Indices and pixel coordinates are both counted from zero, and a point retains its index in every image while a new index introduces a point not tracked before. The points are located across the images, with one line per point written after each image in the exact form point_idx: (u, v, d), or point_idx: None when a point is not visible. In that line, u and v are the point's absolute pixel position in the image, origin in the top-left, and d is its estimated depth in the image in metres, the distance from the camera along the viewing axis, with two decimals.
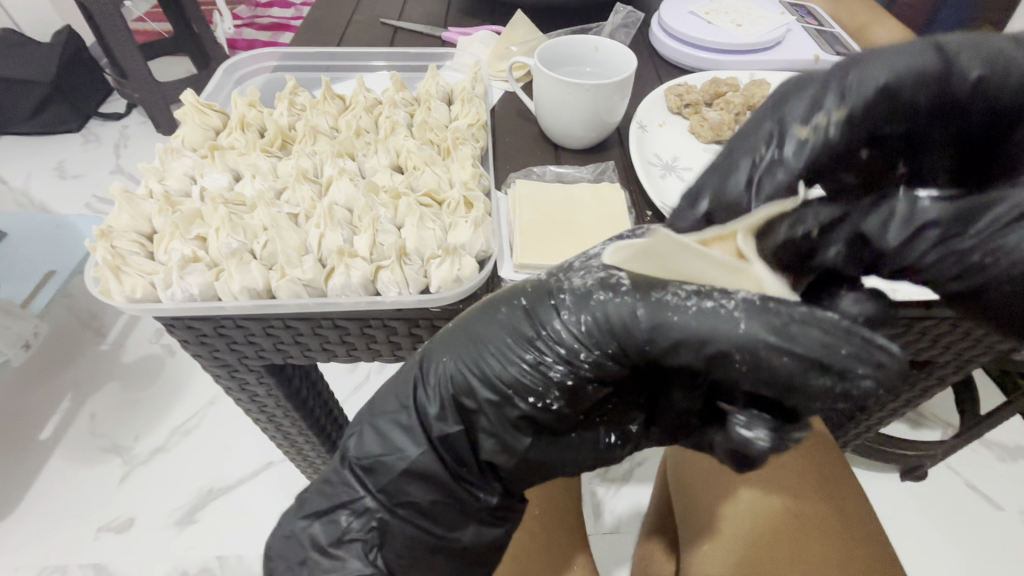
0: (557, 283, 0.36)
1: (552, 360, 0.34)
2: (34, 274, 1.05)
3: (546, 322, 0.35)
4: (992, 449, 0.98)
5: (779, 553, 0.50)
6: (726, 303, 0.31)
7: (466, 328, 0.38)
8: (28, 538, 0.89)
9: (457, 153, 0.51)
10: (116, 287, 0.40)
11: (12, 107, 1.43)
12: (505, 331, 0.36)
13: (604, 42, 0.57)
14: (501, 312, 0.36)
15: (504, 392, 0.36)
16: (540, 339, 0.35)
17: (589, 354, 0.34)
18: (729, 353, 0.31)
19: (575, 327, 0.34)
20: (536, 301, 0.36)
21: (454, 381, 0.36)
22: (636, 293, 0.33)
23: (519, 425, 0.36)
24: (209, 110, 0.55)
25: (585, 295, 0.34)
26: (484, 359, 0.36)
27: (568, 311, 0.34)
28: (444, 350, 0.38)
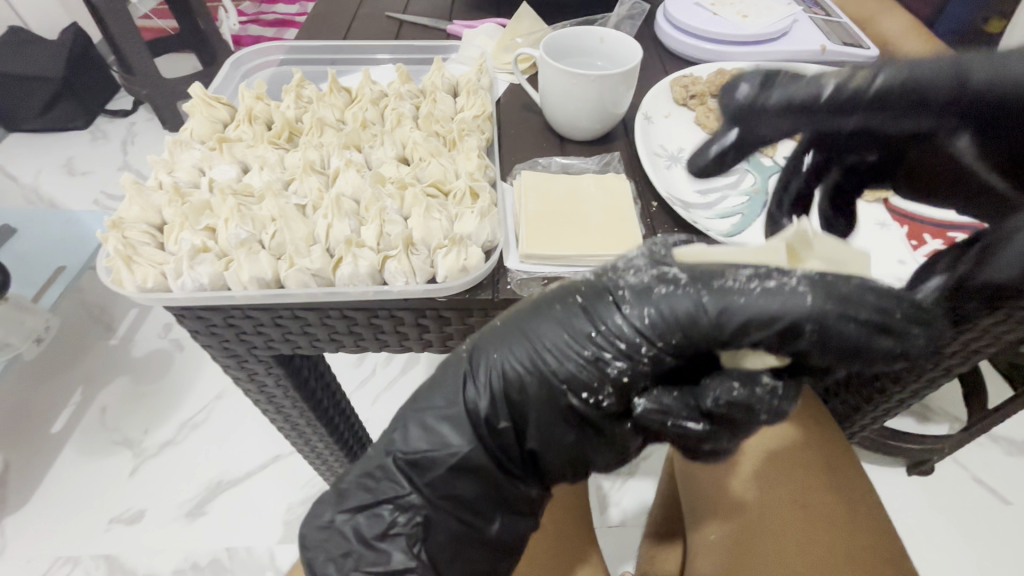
0: (610, 278, 0.35)
1: (612, 355, 0.34)
2: (44, 269, 1.06)
3: (606, 317, 0.34)
4: (1000, 443, 0.98)
5: (784, 546, 0.50)
6: (788, 280, 0.31)
7: (517, 322, 0.37)
8: (42, 528, 0.90)
9: (463, 145, 0.51)
10: (128, 277, 0.41)
11: (22, 105, 1.45)
12: (560, 325, 0.35)
13: (610, 34, 0.57)
14: (557, 305, 0.35)
15: (558, 387, 0.35)
16: (602, 334, 0.34)
17: (652, 348, 0.33)
18: (800, 325, 0.30)
19: (639, 319, 0.33)
20: (593, 298, 0.35)
21: (506, 376, 0.35)
22: (698, 284, 0.32)
23: (568, 420, 0.36)
24: (217, 103, 0.55)
25: (645, 289, 0.34)
26: (538, 355, 0.35)
27: (626, 304, 0.34)
28: (493, 344, 0.37)
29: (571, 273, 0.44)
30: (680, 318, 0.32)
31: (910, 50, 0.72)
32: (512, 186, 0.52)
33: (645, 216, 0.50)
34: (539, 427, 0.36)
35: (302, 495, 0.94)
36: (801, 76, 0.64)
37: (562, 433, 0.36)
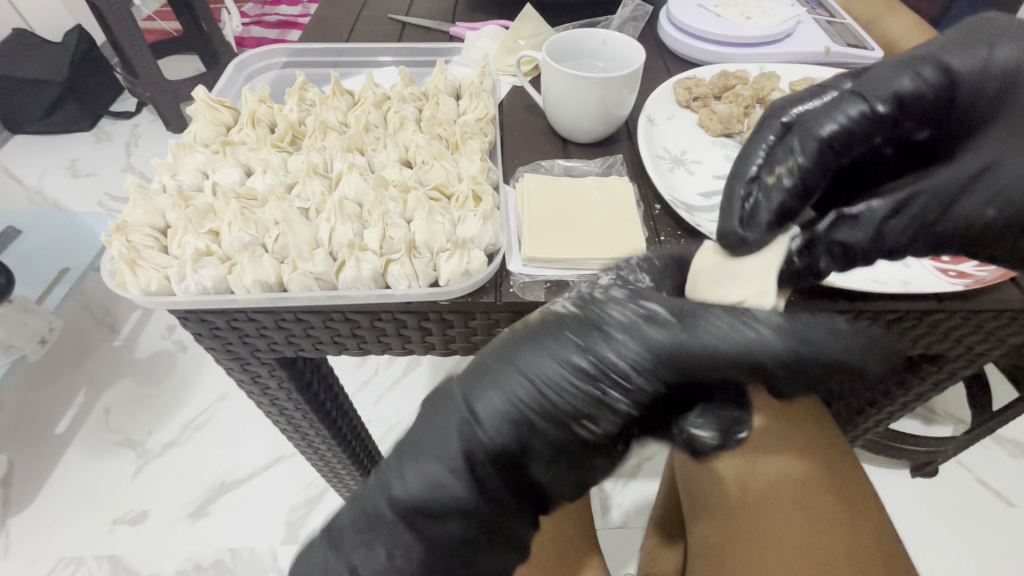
0: (593, 308, 0.37)
1: (611, 387, 0.35)
2: (48, 271, 1.06)
3: (602, 353, 0.35)
4: (1005, 445, 0.98)
5: (788, 548, 0.50)
6: (751, 324, 0.34)
7: (503, 362, 0.37)
8: (46, 529, 0.90)
9: (466, 147, 0.51)
10: (132, 280, 0.41)
11: (26, 107, 1.45)
12: (552, 366, 0.36)
13: (613, 35, 0.57)
14: (550, 342, 0.36)
15: (564, 426, 0.36)
16: (600, 372, 0.35)
17: (644, 380, 0.35)
18: (765, 364, 0.34)
19: (631, 355, 0.35)
20: (584, 333, 0.36)
21: (506, 416, 0.36)
22: (678, 322, 0.35)
23: (572, 457, 0.36)
24: (220, 106, 0.56)
25: (637, 326, 0.36)
26: (537, 396, 0.36)
27: (618, 341, 0.36)
28: (487, 388, 0.37)
29: (575, 277, 0.44)
30: (672, 353, 0.35)
31: (914, 50, 0.71)
32: (514, 188, 0.52)
33: (648, 219, 0.50)
34: (546, 464, 0.37)
35: (305, 496, 0.94)
36: (804, 77, 0.64)
37: (567, 466, 0.37)
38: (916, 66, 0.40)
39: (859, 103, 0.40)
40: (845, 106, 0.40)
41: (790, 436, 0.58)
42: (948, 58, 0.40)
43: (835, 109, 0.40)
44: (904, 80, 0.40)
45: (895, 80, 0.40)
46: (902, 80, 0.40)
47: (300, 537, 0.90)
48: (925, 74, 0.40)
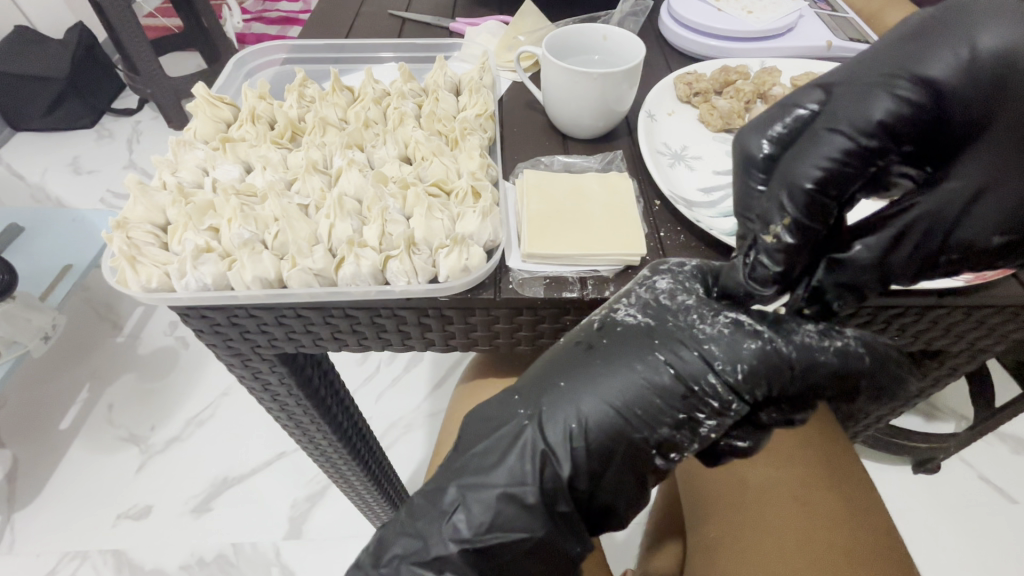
0: (682, 317, 0.37)
1: (705, 415, 0.36)
2: (51, 268, 1.07)
3: (694, 370, 0.36)
4: (1007, 441, 0.97)
5: (789, 543, 0.50)
6: (844, 339, 0.36)
7: (588, 376, 0.37)
8: (51, 524, 0.91)
9: (465, 144, 0.51)
10: (132, 277, 0.41)
11: (27, 104, 1.46)
12: (638, 380, 0.36)
13: (613, 31, 0.57)
14: (642, 366, 0.36)
15: (646, 442, 0.36)
16: (694, 391, 0.36)
17: (740, 401, 0.36)
18: (854, 378, 0.36)
19: (733, 372, 0.35)
20: (669, 345, 0.36)
21: (602, 444, 0.36)
22: (777, 337, 0.36)
23: (651, 475, 0.37)
24: (220, 103, 0.56)
25: (733, 342, 0.36)
26: (623, 411, 0.36)
27: (708, 356, 0.36)
28: (570, 409, 0.36)
29: (574, 273, 0.44)
30: (769, 374, 0.35)
31: None
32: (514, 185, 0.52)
33: (648, 216, 0.50)
34: (623, 478, 0.37)
35: (307, 492, 0.95)
36: (806, 72, 0.63)
37: (639, 481, 0.38)
38: (889, 83, 0.33)
39: (829, 140, 0.34)
40: (816, 148, 0.34)
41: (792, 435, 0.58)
42: (929, 67, 0.32)
43: (809, 150, 0.34)
44: (874, 106, 0.33)
45: (866, 104, 0.33)
46: (876, 105, 0.33)
47: (302, 532, 0.91)
48: (909, 90, 0.33)
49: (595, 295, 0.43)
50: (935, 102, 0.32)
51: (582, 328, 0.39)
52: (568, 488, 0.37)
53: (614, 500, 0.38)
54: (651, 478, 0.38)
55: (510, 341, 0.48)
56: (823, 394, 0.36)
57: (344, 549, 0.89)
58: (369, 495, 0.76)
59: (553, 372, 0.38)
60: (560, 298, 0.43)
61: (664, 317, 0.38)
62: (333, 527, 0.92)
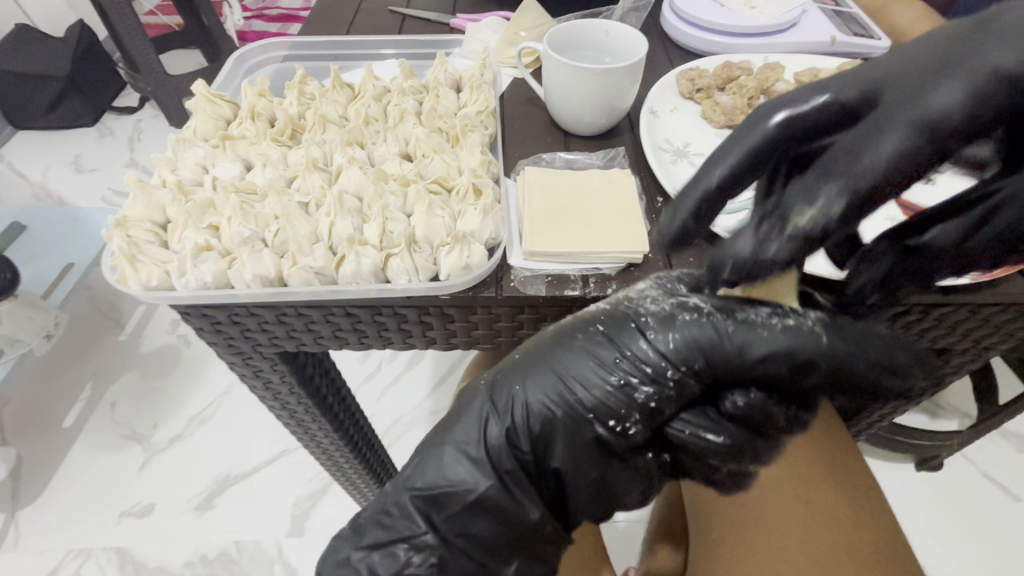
0: (629, 298, 0.38)
1: (638, 381, 0.35)
2: (53, 266, 1.07)
3: (629, 341, 0.36)
4: (1011, 439, 0.97)
5: (792, 543, 0.50)
6: (804, 319, 0.34)
7: (534, 350, 0.38)
8: (54, 522, 0.91)
9: (466, 141, 0.51)
10: (132, 276, 0.41)
11: (29, 103, 1.46)
12: (577, 351, 0.36)
13: (615, 26, 0.56)
14: (577, 334, 0.37)
15: (584, 411, 0.36)
16: (626, 356, 0.35)
17: (677, 372, 0.35)
18: (814, 361, 0.33)
19: (669, 343, 0.35)
20: (611, 321, 0.37)
21: (535, 408, 0.36)
22: (723, 313, 0.35)
23: (597, 453, 0.36)
24: (219, 100, 0.55)
25: (671, 314, 0.36)
26: (562, 380, 0.36)
27: (646, 329, 0.36)
28: (513, 378, 0.38)
29: (576, 270, 0.44)
30: (706, 346, 0.34)
31: None
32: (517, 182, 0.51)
33: (650, 212, 0.50)
34: (567, 452, 0.36)
35: (309, 489, 0.95)
36: (810, 67, 0.63)
37: (585, 458, 0.36)
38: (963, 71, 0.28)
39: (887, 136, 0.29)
40: (871, 143, 0.29)
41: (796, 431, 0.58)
42: (1009, 47, 0.27)
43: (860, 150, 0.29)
44: (952, 95, 0.28)
45: (926, 94, 0.28)
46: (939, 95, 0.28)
47: (304, 529, 0.91)
48: (982, 79, 0.28)
49: (597, 293, 0.43)
50: (1014, 95, 0.27)
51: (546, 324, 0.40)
52: (508, 448, 0.37)
53: (567, 481, 0.37)
54: (596, 455, 0.36)
55: (511, 339, 0.47)
56: (778, 377, 0.34)
57: None
58: (369, 492, 0.75)
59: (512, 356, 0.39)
60: (562, 296, 0.43)
61: (615, 300, 0.38)
62: (335, 524, 0.92)
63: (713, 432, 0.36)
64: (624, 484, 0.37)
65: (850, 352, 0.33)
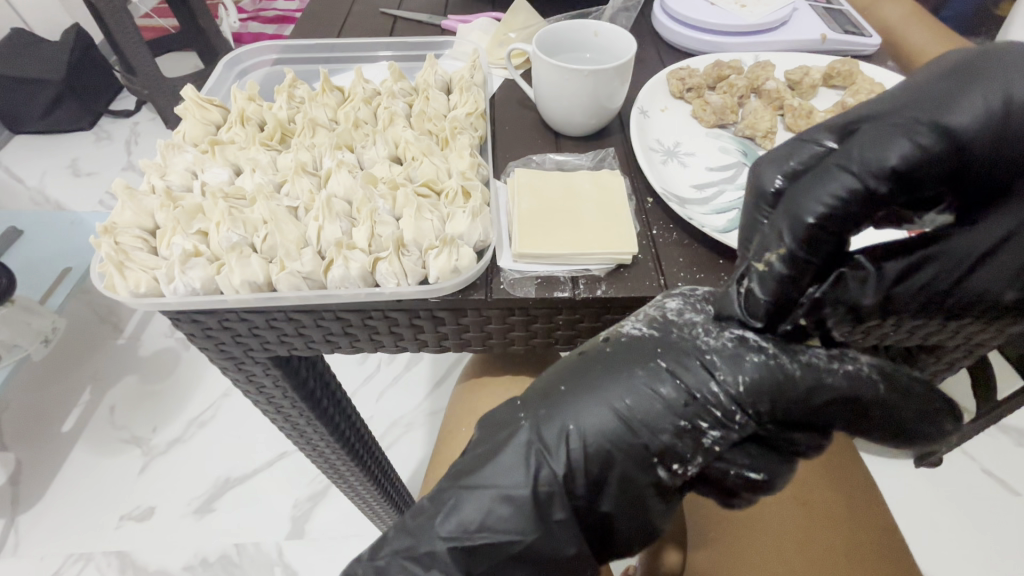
0: (692, 329, 0.37)
1: (708, 425, 0.35)
2: (51, 271, 1.07)
3: (697, 380, 0.35)
4: (1010, 434, 0.97)
5: (789, 544, 0.49)
6: (857, 363, 0.35)
7: (593, 383, 0.37)
8: (55, 527, 0.91)
9: (455, 143, 0.51)
10: (121, 283, 0.41)
11: (25, 107, 1.46)
12: (642, 386, 0.36)
13: (604, 27, 0.56)
14: (639, 371, 0.36)
15: (649, 452, 0.35)
16: (695, 398, 0.35)
17: (745, 416, 0.35)
18: (866, 405, 0.35)
19: (739, 384, 0.34)
20: (674, 356, 0.36)
21: (596, 448, 0.35)
22: (785, 353, 0.35)
23: (654, 496, 0.36)
24: (209, 105, 0.55)
25: (737, 354, 0.35)
26: (623, 417, 0.35)
27: (711, 381, 0.35)
28: (569, 414, 0.36)
29: (566, 272, 0.44)
30: (769, 392, 0.34)
31: (912, 37, 0.71)
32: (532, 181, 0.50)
33: (640, 213, 0.50)
34: (619, 491, 0.36)
35: (308, 491, 0.95)
36: (800, 65, 0.63)
37: (644, 503, 0.36)
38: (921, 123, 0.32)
39: (840, 179, 0.33)
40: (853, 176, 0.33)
41: None
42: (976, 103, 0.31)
43: (817, 187, 0.33)
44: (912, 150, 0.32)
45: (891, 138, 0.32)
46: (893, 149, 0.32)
47: (305, 531, 0.91)
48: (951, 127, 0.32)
49: (586, 295, 0.43)
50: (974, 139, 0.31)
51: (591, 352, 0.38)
52: (564, 490, 0.35)
53: (617, 523, 0.37)
54: (653, 498, 0.36)
55: (502, 341, 0.47)
56: (834, 423, 0.35)
57: (345, 549, 0.89)
58: (369, 496, 0.76)
59: (547, 386, 0.38)
60: (550, 298, 0.43)
61: (671, 330, 0.37)
62: (334, 526, 0.92)
63: (757, 469, 0.36)
64: (661, 521, 0.37)
65: (899, 402, 0.35)
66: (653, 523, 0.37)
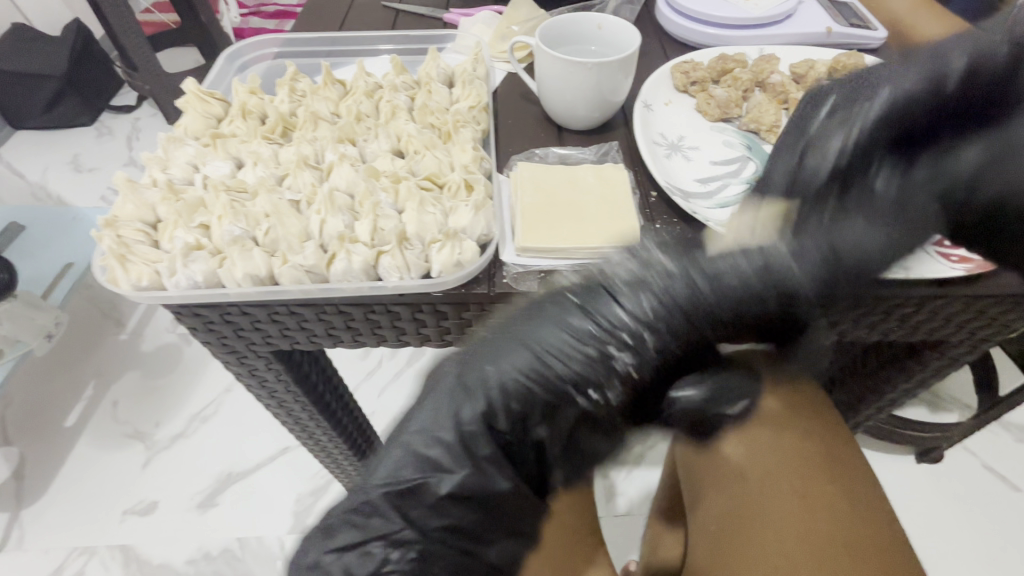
0: (600, 254, 0.37)
1: (617, 350, 0.34)
2: (52, 266, 1.07)
3: (607, 310, 0.35)
4: (1012, 430, 0.97)
5: (785, 542, 0.49)
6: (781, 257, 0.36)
7: (514, 325, 0.36)
8: (58, 521, 0.92)
9: (458, 137, 0.50)
10: (123, 276, 0.41)
11: (26, 103, 1.45)
12: (555, 315, 0.35)
13: (608, 19, 0.56)
14: (552, 306, 0.35)
15: (569, 376, 0.34)
16: (603, 329, 0.34)
17: (653, 339, 0.35)
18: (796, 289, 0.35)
19: (655, 308, 0.34)
20: (589, 295, 0.35)
21: (512, 385, 0.34)
22: (691, 268, 0.35)
23: (579, 424, 0.35)
24: (211, 98, 0.55)
25: (642, 282, 0.35)
26: (538, 354, 0.34)
27: (624, 308, 0.35)
28: (484, 361, 0.36)
29: (569, 266, 0.44)
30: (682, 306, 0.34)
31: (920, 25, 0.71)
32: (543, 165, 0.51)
33: (644, 207, 0.49)
34: (558, 415, 0.35)
35: (311, 486, 0.95)
36: (806, 58, 0.62)
37: (569, 429, 0.36)
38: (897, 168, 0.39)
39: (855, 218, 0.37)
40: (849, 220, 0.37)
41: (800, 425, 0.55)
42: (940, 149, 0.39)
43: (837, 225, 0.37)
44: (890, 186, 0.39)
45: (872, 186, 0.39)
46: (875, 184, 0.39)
47: (306, 526, 0.91)
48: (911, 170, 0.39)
49: None
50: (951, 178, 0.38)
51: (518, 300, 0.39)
52: (486, 428, 0.35)
53: (545, 450, 0.37)
54: (579, 424, 0.35)
55: None
56: (755, 314, 0.36)
57: None
58: None
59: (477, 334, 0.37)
60: None
61: (585, 259, 0.37)
62: None
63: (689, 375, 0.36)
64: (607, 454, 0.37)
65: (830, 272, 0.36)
66: (589, 449, 0.36)
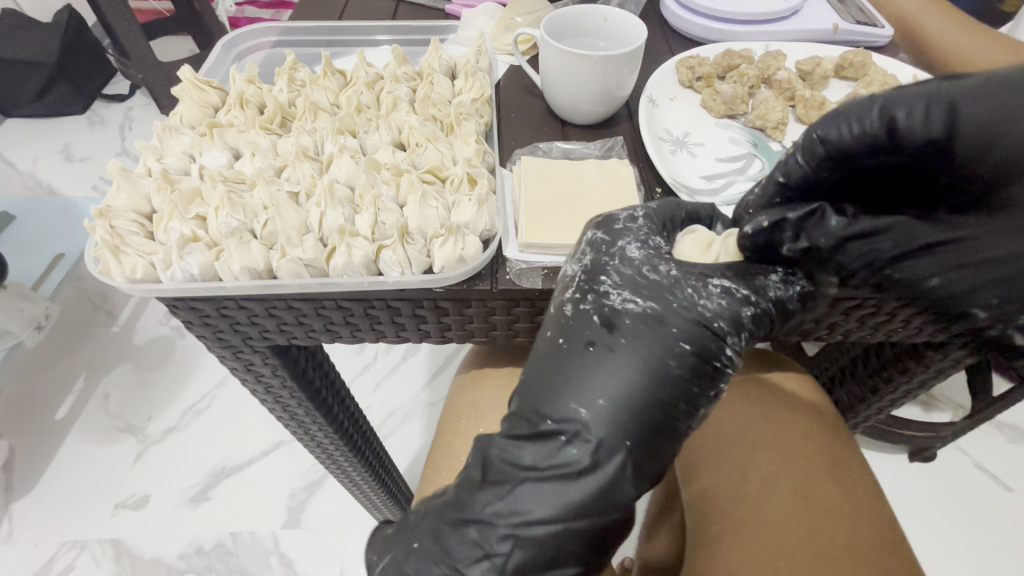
0: (659, 246, 0.39)
1: (732, 343, 0.36)
2: (42, 257, 1.05)
3: (717, 352, 0.36)
4: (1004, 430, 0.97)
5: (775, 538, 0.48)
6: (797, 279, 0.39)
7: (603, 352, 0.36)
8: (47, 515, 0.91)
9: (461, 129, 0.49)
10: (116, 268, 0.40)
11: (16, 90, 1.42)
12: (681, 351, 0.35)
13: (612, 12, 0.55)
14: (671, 364, 0.35)
15: (710, 389, 0.36)
16: (717, 367, 0.36)
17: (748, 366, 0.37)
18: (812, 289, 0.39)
19: (747, 315, 0.37)
20: (694, 337, 0.36)
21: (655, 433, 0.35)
22: (755, 292, 0.37)
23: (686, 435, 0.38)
24: (207, 86, 0.54)
25: (734, 310, 0.37)
26: (662, 408, 0.35)
27: (719, 308, 0.36)
28: (615, 402, 0.35)
29: None
30: (755, 311, 0.37)
31: (929, 25, 0.71)
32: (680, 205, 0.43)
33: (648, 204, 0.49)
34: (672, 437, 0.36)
35: (305, 482, 0.94)
36: (812, 55, 0.62)
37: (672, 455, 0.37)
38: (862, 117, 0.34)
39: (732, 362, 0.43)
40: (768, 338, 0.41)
41: (807, 422, 0.58)
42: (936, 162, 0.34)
43: None
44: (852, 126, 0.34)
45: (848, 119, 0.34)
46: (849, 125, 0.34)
47: (301, 521, 0.91)
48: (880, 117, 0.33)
49: None
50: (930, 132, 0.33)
51: (566, 341, 0.37)
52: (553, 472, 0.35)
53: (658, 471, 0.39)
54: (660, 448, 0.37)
55: (507, 333, 0.47)
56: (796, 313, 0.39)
57: (342, 540, 0.89)
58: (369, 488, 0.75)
59: (591, 376, 0.36)
60: None
61: (655, 252, 0.39)
62: (331, 515, 0.91)
63: (795, 298, 0.39)
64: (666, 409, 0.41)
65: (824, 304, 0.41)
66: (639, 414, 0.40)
